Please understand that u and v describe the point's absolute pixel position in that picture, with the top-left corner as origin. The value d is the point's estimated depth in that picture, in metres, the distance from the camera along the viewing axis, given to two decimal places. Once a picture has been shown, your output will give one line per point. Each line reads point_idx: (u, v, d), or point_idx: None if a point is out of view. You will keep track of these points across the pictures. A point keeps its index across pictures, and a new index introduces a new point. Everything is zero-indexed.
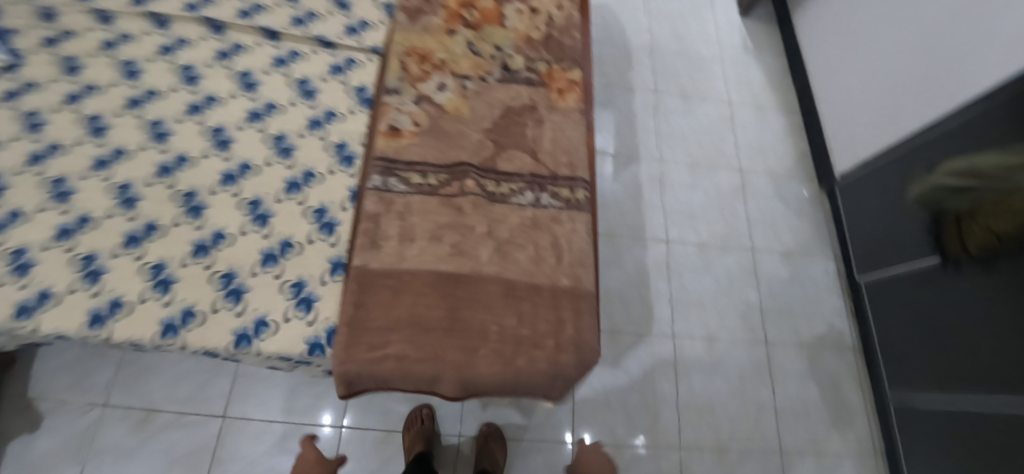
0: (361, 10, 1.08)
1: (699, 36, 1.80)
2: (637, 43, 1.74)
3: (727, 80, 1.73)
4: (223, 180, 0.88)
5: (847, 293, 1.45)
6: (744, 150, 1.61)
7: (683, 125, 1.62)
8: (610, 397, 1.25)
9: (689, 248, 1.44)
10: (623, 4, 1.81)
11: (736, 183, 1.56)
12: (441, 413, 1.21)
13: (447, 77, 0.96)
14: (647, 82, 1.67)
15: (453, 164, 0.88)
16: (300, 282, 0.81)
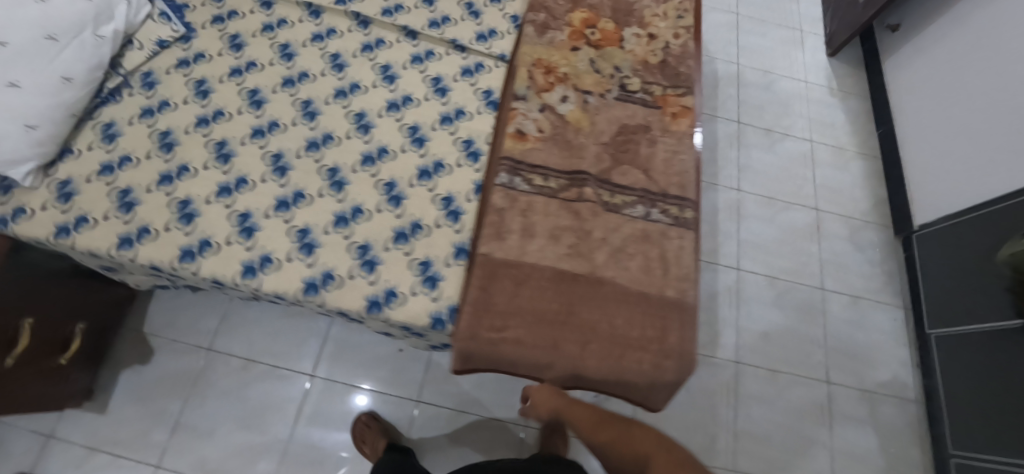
0: (490, 19, 1.16)
1: (786, 73, 1.83)
2: (724, 74, 1.78)
3: (810, 120, 1.75)
4: (364, 160, 0.97)
5: (914, 346, 1.45)
6: (822, 190, 1.63)
7: (763, 159, 1.65)
8: (669, 413, 1.29)
9: (759, 279, 1.48)
10: (714, 35, 1.87)
11: (811, 222, 1.58)
12: (508, 403, 1.27)
13: (569, 91, 1.03)
14: (731, 113, 1.71)
15: (574, 171, 0.95)
16: (427, 261, 0.89)
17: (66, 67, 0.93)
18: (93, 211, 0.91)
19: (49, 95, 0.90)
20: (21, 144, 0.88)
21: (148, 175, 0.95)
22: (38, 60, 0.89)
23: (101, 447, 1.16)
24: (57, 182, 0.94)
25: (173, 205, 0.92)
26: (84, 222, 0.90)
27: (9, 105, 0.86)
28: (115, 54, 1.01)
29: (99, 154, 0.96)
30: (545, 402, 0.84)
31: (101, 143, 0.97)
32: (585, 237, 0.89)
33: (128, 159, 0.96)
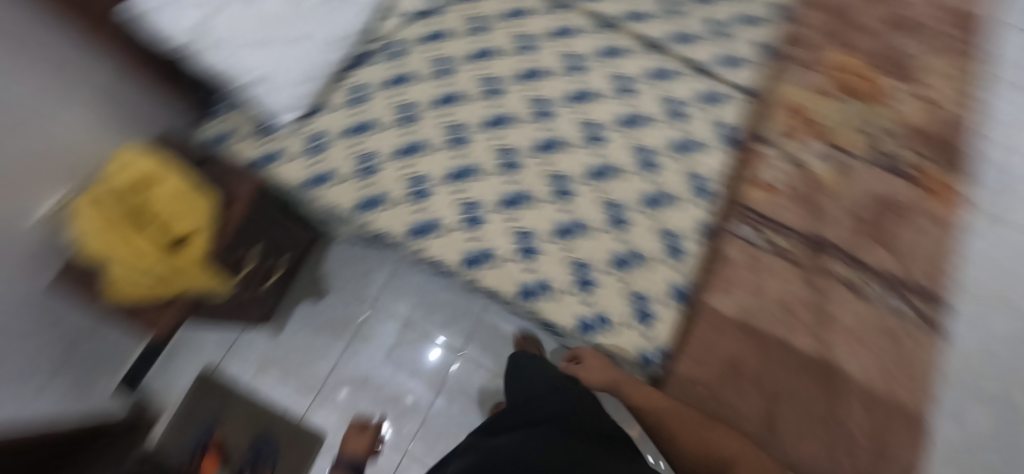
0: (738, 43, 1.06)
1: None
2: None
3: None
4: (592, 173, 0.95)
5: None
6: None
7: None
8: None
9: None
10: None
11: None
12: None
13: (826, 148, 0.95)
14: None
15: (820, 239, 0.88)
16: (642, 295, 0.86)
17: (338, 27, 0.97)
18: (337, 169, 0.97)
19: (321, 51, 0.96)
20: (291, 93, 0.94)
21: (388, 144, 0.98)
22: (322, 18, 0.94)
23: (275, 363, 1.31)
24: (308, 133, 0.99)
25: (408, 180, 0.96)
26: (329, 178, 0.96)
27: (293, 58, 0.92)
28: (370, 19, 1.03)
29: (346, 113, 1.00)
30: (598, 371, 0.89)
31: (349, 103, 1.01)
32: (822, 313, 0.83)
33: (370, 123, 1.00)
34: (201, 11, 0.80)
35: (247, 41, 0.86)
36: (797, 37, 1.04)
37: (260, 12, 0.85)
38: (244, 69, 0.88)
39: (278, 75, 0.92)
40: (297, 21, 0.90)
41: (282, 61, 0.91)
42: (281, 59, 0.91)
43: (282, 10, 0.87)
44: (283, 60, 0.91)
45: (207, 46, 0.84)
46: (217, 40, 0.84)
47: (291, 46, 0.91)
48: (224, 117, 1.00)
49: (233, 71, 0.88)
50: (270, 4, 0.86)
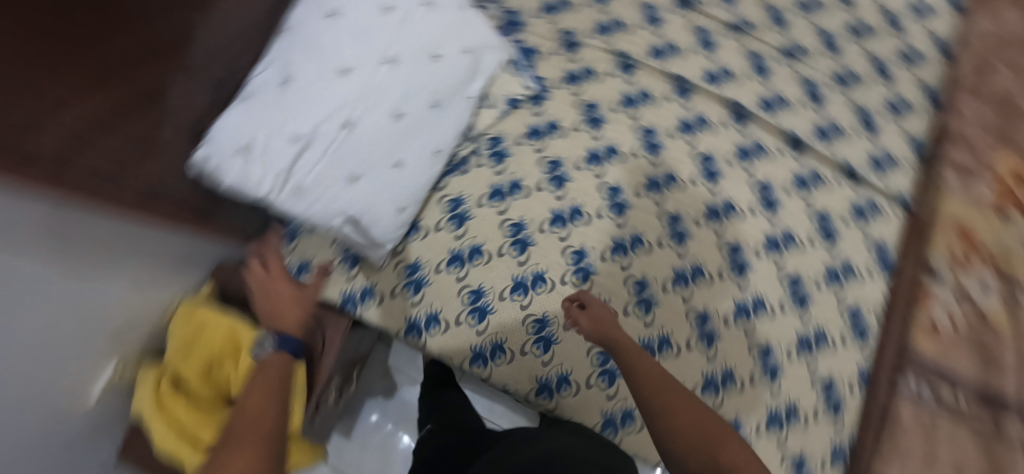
0: (888, 138, 0.91)
1: None
2: None
3: None
4: (738, 311, 0.83)
5: None
6: None
7: None
8: None
9: None
10: None
11: None
12: None
13: (995, 280, 0.83)
14: None
15: (994, 394, 0.80)
16: (801, 460, 0.77)
17: (438, 139, 0.79)
18: (443, 311, 0.81)
19: (421, 171, 0.78)
20: (391, 229, 0.78)
21: (502, 277, 0.82)
22: (421, 132, 0.76)
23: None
24: (403, 265, 0.83)
25: (531, 323, 0.81)
26: (435, 323, 0.81)
27: (391, 187, 0.75)
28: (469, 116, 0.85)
29: (448, 239, 0.83)
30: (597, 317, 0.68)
31: (449, 224, 0.83)
32: None
33: (478, 251, 0.83)
34: (285, 157, 0.62)
35: (338, 182, 0.69)
36: (955, 134, 0.90)
37: (351, 143, 0.68)
38: (332, 213, 0.70)
39: (375, 210, 0.74)
40: (393, 146, 0.73)
41: (378, 194, 0.74)
42: (376, 192, 0.73)
43: (375, 135, 0.70)
44: (378, 192, 0.74)
45: (290, 196, 0.65)
46: (300, 186, 0.66)
47: (384, 175, 0.74)
48: (300, 245, 0.83)
49: (319, 218, 0.69)
50: (362, 133, 0.69)
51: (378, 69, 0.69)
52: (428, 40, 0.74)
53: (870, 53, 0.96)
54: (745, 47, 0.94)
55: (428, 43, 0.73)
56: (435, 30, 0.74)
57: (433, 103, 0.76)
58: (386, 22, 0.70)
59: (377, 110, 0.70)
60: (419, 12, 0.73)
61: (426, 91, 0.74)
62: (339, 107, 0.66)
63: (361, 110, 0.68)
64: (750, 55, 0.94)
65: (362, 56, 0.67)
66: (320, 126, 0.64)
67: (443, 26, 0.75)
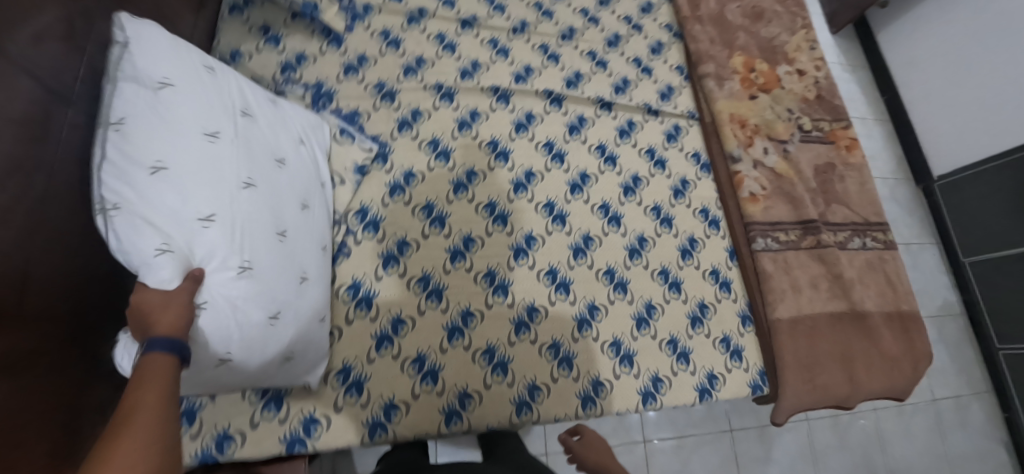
0: (661, 74, 1.13)
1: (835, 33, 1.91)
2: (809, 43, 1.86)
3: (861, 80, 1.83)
4: (631, 254, 0.96)
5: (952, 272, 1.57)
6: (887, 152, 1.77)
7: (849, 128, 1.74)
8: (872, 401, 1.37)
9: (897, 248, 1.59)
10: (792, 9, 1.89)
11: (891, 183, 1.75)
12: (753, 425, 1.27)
13: (768, 143, 1.09)
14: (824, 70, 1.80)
15: (806, 221, 1.04)
16: (726, 337, 0.95)
17: (321, 237, 0.76)
18: (395, 394, 0.79)
19: (321, 275, 0.74)
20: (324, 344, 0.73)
21: (434, 332, 0.83)
22: (307, 238, 0.72)
23: None
24: (333, 374, 0.78)
25: (481, 358, 0.83)
26: (393, 409, 0.78)
27: (310, 304, 0.69)
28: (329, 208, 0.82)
29: (365, 325, 0.81)
30: (587, 452, 0.87)
31: (359, 311, 0.82)
32: (839, 278, 1.01)
33: (400, 322, 0.82)
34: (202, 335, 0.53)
35: (266, 325, 0.59)
36: (700, 52, 1.13)
37: (261, 280, 0.59)
38: (272, 361, 0.62)
39: (307, 334, 0.68)
40: (294, 264, 0.67)
41: (302, 319, 0.67)
42: (300, 317, 0.66)
43: (275, 263, 0.62)
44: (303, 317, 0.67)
45: (227, 363, 0.55)
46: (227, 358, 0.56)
47: (299, 300, 0.66)
48: (206, 418, 0.72)
49: (258, 373, 0.61)
50: (265, 266, 0.60)
51: (243, 193, 0.60)
52: (263, 147, 0.67)
53: (619, 14, 1.17)
54: (533, 43, 1.08)
55: (268, 151, 0.68)
56: (264, 135, 0.69)
57: (301, 204, 0.72)
58: (221, 145, 0.59)
59: (266, 235, 0.62)
60: (244, 124, 0.65)
61: (293, 197, 0.70)
62: (227, 252, 0.55)
63: (251, 245, 0.59)
64: (539, 48, 1.08)
65: (220, 189, 0.56)
66: (215, 280, 0.54)
67: (267, 130, 0.70)
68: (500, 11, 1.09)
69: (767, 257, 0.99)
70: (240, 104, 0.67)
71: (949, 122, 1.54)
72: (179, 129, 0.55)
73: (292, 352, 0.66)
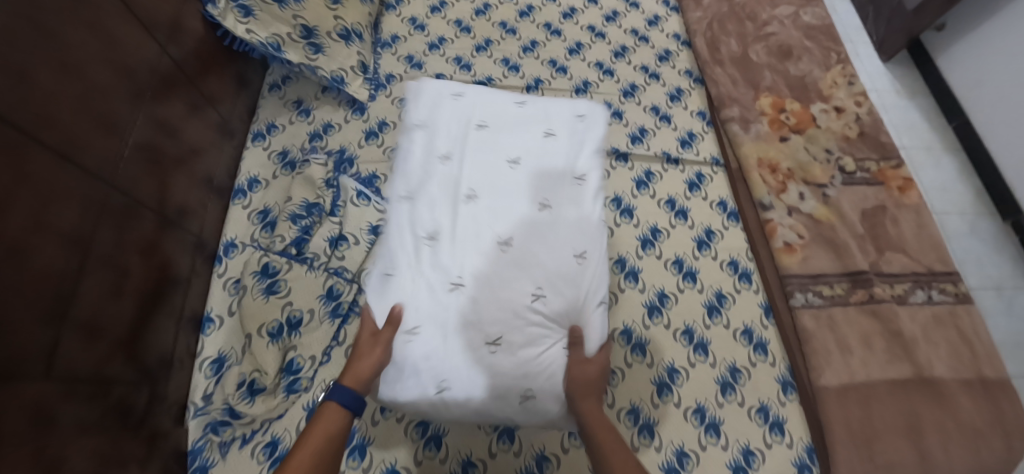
0: (682, 120, 1.09)
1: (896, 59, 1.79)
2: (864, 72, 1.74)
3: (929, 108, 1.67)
4: (650, 311, 0.90)
5: None
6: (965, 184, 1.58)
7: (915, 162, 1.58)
8: None
9: (989, 294, 1.36)
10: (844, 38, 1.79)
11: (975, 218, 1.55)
12: None
13: (803, 186, 1.00)
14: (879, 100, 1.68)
15: (854, 272, 0.93)
16: (763, 406, 0.85)
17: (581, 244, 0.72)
18: (398, 458, 0.77)
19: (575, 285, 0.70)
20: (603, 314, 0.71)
21: None
22: (569, 223, 0.73)
23: None
24: None
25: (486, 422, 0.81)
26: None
27: (566, 288, 0.69)
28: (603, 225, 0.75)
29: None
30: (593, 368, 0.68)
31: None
32: (899, 338, 0.89)
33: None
34: (428, 349, 0.65)
35: (478, 356, 0.65)
36: (723, 97, 1.09)
37: (477, 293, 0.67)
38: (506, 378, 0.64)
39: (546, 358, 0.66)
40: (530, 277, 0.68)
41: (538, 340, 0.67)
42: (551, 307, 0.68)
43: (505, 267, 0.68)
44: (551, 308, 0.68)
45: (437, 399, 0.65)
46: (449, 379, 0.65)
47: (519, 312, 0.66)
48: None
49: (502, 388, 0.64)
50: (483, 272, 0.68)
51: (425, 245, 0.70)
52: (518, 149, 0.77)
53: (636, 64, 1.16)
54: (547, 99, 1.09)
55: (484, 162, 0.76)
56: (464, 157, 0.77)
57: (575, 177, 0.76)
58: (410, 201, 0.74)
59: (478, 251, 0.69)
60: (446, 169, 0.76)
61: (558, 175, 0.76)
62: (449, 269, 0.68)
63: (469, 256, 0.69)
64: None
65: (411, 248, 0.71)
66: (419, 305, 0.67)
67: (526, 124, 0.80)
68: (515, 71, 1.12)
69: (807, 315, 0.89)
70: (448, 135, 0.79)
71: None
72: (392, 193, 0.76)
73: (530, 378, 0.65)
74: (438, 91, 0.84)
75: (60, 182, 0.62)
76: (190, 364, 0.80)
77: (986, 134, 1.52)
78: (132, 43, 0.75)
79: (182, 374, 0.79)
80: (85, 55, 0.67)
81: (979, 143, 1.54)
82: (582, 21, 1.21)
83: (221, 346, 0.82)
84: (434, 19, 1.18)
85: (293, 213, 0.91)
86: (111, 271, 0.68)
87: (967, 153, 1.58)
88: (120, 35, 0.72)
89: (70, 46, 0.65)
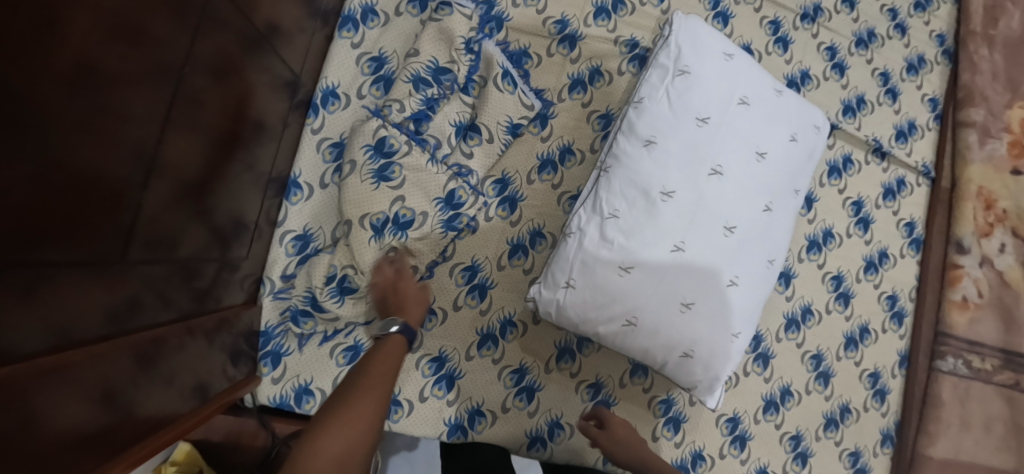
0: (908, 103, 0.85)
1: None
2: None
3: None
4: (788, 324, 0.78)
5: None
6: None
7: None
8: None
9: None
10: None
11: None
12: None
13: (1010, 237, 0.83)
14: None
15: (1014, 352, 0.82)
16: (856, 451, 0.80)
17: (774, 248, 0.66)
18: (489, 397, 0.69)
19: (758, 287, 0.66)
20: (727, 362, 0.66)
21: (544, 346, 0.71)
22: (744, 258, 0.64)
23: None
24: (427, 360, 0.68)
25: (584, 389, 0.72)
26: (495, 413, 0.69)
27: (705, 327, 0.64)
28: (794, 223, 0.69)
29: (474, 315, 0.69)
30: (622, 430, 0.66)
31: (470, 300, 0.70)
32: (1022, 433, 0.81)
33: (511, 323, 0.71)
34: (596, 305, 0.62)
35: (644, 321, 0.62)
36: (973, 90, 0.85)
37: (625, 295, 0.62)
38: (665, 346, 0.64)
39: (706, 341, 0.64)
40: (723, 264, 0.63)
41: (709, 326, 0.64)
42: (679, 337, 0.63)
43: (673, 278, 0.62)
44: (694, 331, 0.63)
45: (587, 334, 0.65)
46: (604, 331, 0.64)
47: (702, 285, 0.63)
48: (293, 370, 0.64)
49: (656, 351, 0.64)
50: (646, 275, 0.61)
51: (625, 202, 0.63)
52: (732, 151, 0.64)
53: (885, 4, 0.86)
54: (764, 16, 0.82)
55: (689, 155, 0.64)
56: (700, 105, 0.65)
57: (765, 206, 0.65)
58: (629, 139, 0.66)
59: (674, 220, 0.62)
60: (670, 117, 0.65)
61: (755, 197, 0.64)
62: (647, 235, 0.62)
63: (637, 251, 0.61)
64: (769, 25, 0.82)
65: (613, 193, 0.64)
66: (600, 263, 0.62)
67: (756, 122, 0.66)
68: None
69: (947, 382, 0.80)
70: (662, 112, 0.65)
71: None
72: (629, 129, 0.66)
73: (689, 342, 0.63)
74: (694, 48, 0.67)
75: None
76: (267, 234, 0.64)
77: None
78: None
79: (260, 245, 0.63)
80: None
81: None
82: None
83: (309, 221, 0.67)
84: None
85: (416, 73, 0.68)
86: (187, 103, 0.43)
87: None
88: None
89: None
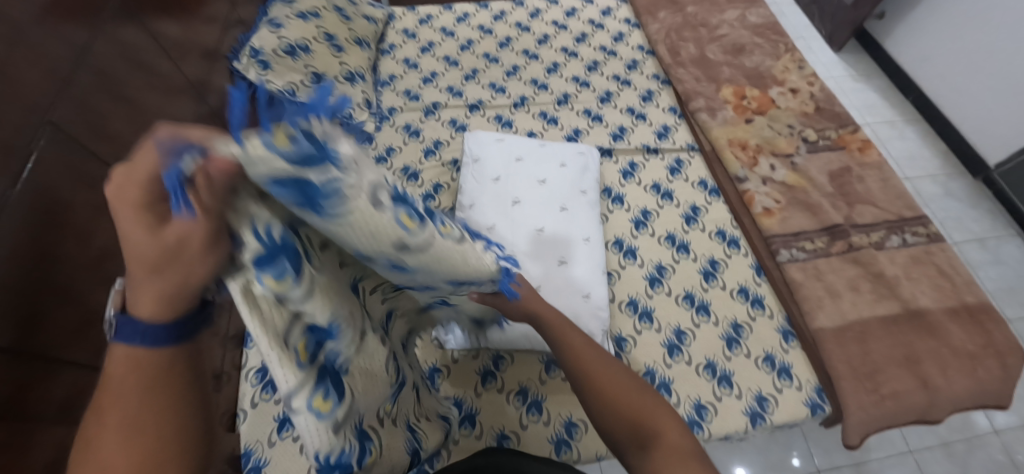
0: (655, 116, 1.22)
1: (851, 45, 1.94)
2: (825, 61, 1.89)
3: (887, 85, 1.81)
4: (651, 283, 0.98)
5: None
6: (934, 142, 1.67)
7: (884, 135, 1.69)
8: (1001, 431, 1.16)
9: (974, 245, 1.45)
10: (804, 36, 1.96)
11: (961, 172, 1.60)
12: (845, 462, 1.12)
13: (773, 159, 1.12)
14: (835, 76, 1.84)
15: (831, 226, 1.02)
16: (769, 355, 0.91)
17: (583, 230, 0.92)
18: (348, 377, 0.45)
19: (585, 258, 0.89)
20: (591, 319, 0.84)
21: (469, 377, 0.89)
22: (562, 243, 0.89)
23: None
24: None
25: (515, 397, 0.87)
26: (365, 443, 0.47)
27: (560, 297, 0.84)
28: (595, 213, 0.98)
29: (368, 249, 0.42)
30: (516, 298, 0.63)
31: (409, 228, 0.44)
32: (882, 278, 0.96)
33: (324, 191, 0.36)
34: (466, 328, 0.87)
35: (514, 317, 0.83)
36: (690, 92, 1.23)
37: None
38: None
39: (569, 307, 0.84)
40: (551, 251, 0.88)
41: (563, 294, 0.84)
42: None
43: None
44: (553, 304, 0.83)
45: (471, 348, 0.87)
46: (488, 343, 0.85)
47: (544, 271, 0.86)
48: None
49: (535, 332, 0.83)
50: None
51: None
52: (521, 186, 0.96)
53: (608, 74, 1.29)
54: (533, 112, 1.22)
55: (497, 199, 0.94)
56: (492, 171, 0.99)
57: (561, 207, 0.94)
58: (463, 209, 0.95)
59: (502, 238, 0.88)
60: (479, 185, 0.97)
61: (551, 205, 0.94)
62: None
63: None
64: (539, 115, 1.21)
65: None
66: None
67: (531, 166, 1.00)
68: (501, 92, 1.26)
69: (794, 268, 0.97)
70: (471, 186, 0.97)
71: (986, 104, 1.50)
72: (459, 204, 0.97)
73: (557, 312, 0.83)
74: (478, 144, 1.04)
75: (93, 195, 0.69)
76: (235, 379, 0.88)
77: (940, 102, 1.65)
78: (155, 99, 0.85)
79: (231, 386, 0.86)
80: (124, 123, 0.78)
81: (937, 110, 1.66)
82: (555, 44, 1.36)
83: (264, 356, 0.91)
84: (425, 58, 1.33)
85: None
86: None
87: (927, 121, 1.70)
88: (151, 100, 0.84)
89: (116, 119, 0.76)
